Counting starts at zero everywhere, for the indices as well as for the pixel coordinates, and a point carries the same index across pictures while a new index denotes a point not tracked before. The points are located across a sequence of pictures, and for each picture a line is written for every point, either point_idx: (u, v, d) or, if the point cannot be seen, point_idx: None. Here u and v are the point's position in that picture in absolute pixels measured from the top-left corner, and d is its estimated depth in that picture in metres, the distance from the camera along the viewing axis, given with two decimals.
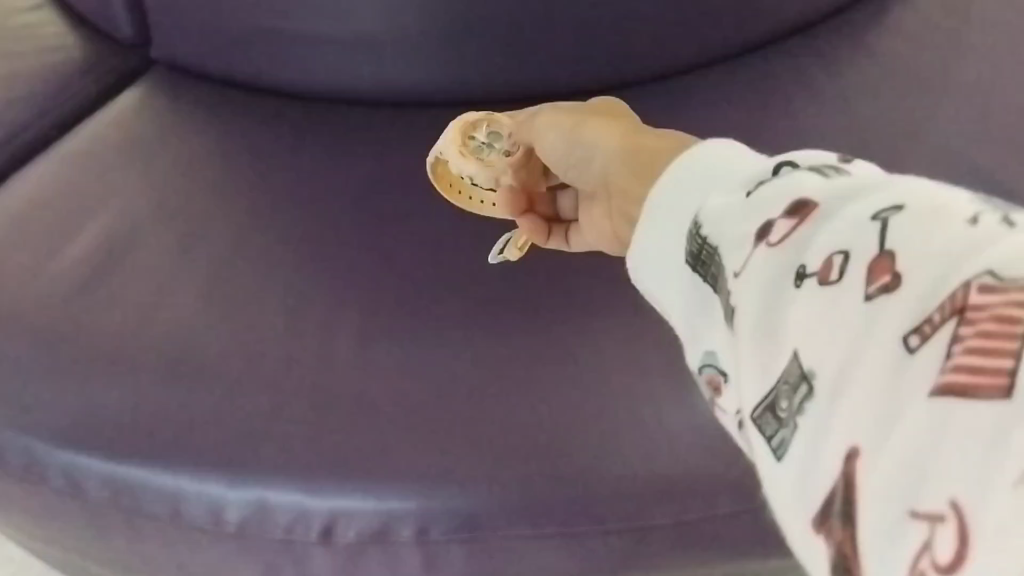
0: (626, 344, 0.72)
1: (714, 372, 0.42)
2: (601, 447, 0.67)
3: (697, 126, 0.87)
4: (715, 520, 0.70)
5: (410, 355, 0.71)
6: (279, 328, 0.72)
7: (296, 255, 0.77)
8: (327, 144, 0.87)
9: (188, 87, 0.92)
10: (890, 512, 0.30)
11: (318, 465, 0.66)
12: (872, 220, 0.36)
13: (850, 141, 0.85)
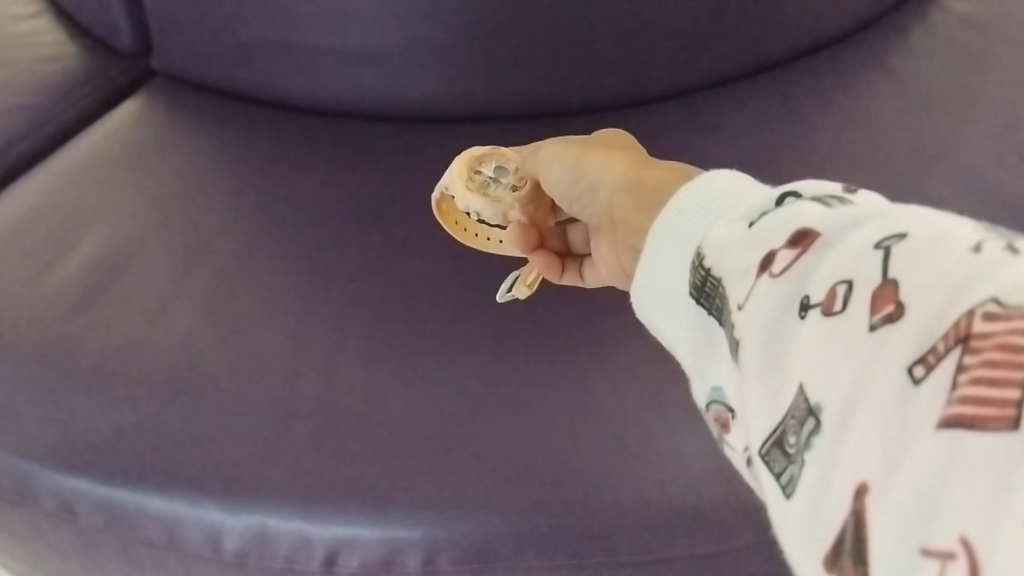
0: (637, 364, 0.70)
1: (721, 408, 0.38)
2: (636, 472, 0.65)
3: (717, 148, 0.85)
4: (748, 556, 0.66)
5: (414, 378, 0.69)
6: (321, 345, 0.71)
7: (335, 272, 0.76)
8: (359, 161, 0.86)
9: (223, 103, 0.92)
10: (901, 552, 0.26)
11: (315, 491, 0.64)
12: (874, 248, 0.32)
13: (878, 163, 0.82)
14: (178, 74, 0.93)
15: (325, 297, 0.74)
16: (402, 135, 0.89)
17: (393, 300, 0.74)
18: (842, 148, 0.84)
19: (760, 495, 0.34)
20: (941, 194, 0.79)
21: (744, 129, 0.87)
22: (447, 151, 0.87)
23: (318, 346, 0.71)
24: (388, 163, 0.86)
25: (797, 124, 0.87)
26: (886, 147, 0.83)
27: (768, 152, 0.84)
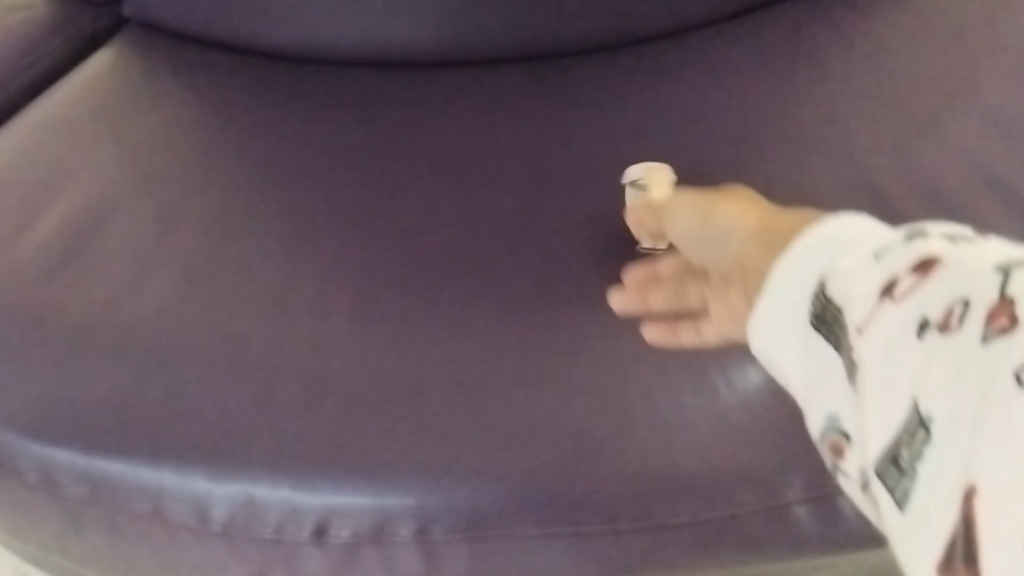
0: (639, 316, 0.65)
1: (838, 436, 0.44)
2: (640, 428, 0.62)
3: (721, 80, 0.81)
4: (754, 518, 0.64)
5: (403, 331, 0.65)
6: (304, 305, 0.67)
7: (318, 230, 0.72)
8: (343, 108, 0.82)
9: (203, 50, 0.88)
10: (1005, 542, 0.32)
11: (302, 457, 0.61)
12: (995, 273, 0.39)
13: (892, 94, 0.78)
14: (156, 22, 0.89)
15: (308, 254, 0.71)
16: (389, 79, 0.85)
17: (380, 256, 0.70)
18: (854, 86, 0.79)
19: (875, 513, 0.40)
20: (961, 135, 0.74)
21: (749, 68, 0.82)
22: (436, 99, 0.83)
23: (301, 305, 0.67)
24: (373, 112, 0.82)
25: (808, 62, 0.81)
26: (899, 78, 0.79)
27: (775, 91, 0.79)
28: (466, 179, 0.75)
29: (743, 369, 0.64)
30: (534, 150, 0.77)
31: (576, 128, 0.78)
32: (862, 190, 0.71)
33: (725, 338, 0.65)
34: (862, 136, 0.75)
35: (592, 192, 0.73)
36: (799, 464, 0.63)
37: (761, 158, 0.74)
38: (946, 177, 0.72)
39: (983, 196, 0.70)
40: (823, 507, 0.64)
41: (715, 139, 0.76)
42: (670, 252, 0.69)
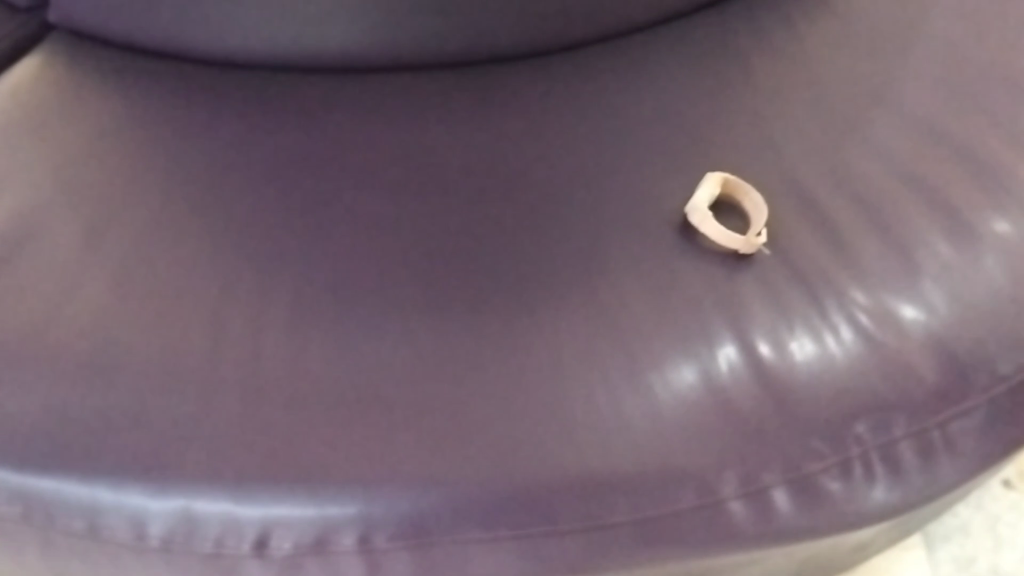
0: (577, 318, 0.67)
1: None
2: (576, 431, 0.62)
3: (647, 88, 0.82)
4: (695, 515, 0.64)
5: (336, 341, 0.65)
6: (241, 314, 0.67)
7: (254, 237, 0.72)
8: (272, 116, 0.82)
9: (128, 57, 0.87)
10: None
11: (239, 468, 0.60)
12: None
13: (815, 94, 0.79)
14: (79, 27, 0.88)
15: (244, 262, 0.70)
16: (318, 87, 0.85)
17: (318, 263, 0.70)
18: (777, 87, 0.80)
19: None
20: (881, 129, 0.75)
21: (678, 71, 0.83)
22: (370, 106, 0.84)
23: (237, 315, 0.67)
24: (309, 120, 0.82)
25: (732, 65, 0.83)
26: (824, 74, 0.80)
27: (703, 95, 0.81)
28: (402, 185, 0.76)
29: (678, 369, 0.66)
30: (470, 156, 0.78)
31: (511, 134, 0.80)
32: (789, 192, 0.74)
33: (662, 339, 0.67)
34: (785, 137, 0.77)
35: (528, 197, 0.74)
36: (734, 460, 0.64)
37: (690, 162, 0.76)
38: (866, 174, 0.73)
39: (903, 191, 0.72)
40: (759, 504, 0.64)
41: (644, 144, 0.77)
42: (606, 256, 0.70)
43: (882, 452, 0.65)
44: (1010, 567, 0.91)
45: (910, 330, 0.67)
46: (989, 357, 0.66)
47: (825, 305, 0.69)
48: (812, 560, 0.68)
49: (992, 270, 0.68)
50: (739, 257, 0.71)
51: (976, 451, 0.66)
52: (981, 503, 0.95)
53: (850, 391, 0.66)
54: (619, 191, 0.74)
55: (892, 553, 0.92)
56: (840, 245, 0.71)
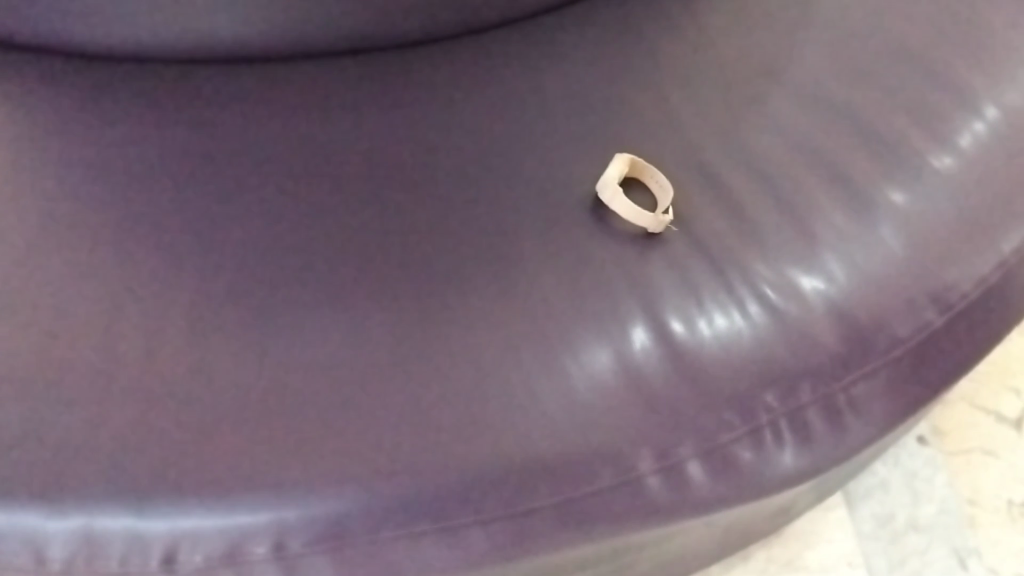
0: (492, 309, 0.68)
1: None
2: (490, 416, 0.64)
3: (554, 77, 0.84)
4: (613, 494, 0.64)
5: (244, 342, 0.66)
6: (152, 320, 0.66)
7: (167, 245, 0.71)
8: (173, 109, 0.81)
9: (16, 55, 0.84)
10: None
11: (147, 480, 0.60)
12: None
13: (716, 85, 0.83)
14: None
15: (155, 268, 0.69)
16: (219, 77, 0.84)
17: (233, 266, 0.70)
18: (686, 76, 0.84)
19: None
20: (783, 114, 0.80)
21: (587, 61, 0.86)
22: (287, 100, 0.82)
23: (147, 324, 0.66)
24: (223, 117, 0.80)
25: (633, 55, 0.86)
26: (722, 69, 0.84)
27: (614, 84, 0.84)
28: (319, 182, 0.76)
29: (593, 353, 0.67)
30: (386, 149, 0.78)
31: (426, 126, 0.80)
32: (696, 175, 0.77)
33: (575, 324, 0.68)
34: (694, 122, 0.80)
35: (442, 190, 0.75)
36: (649, 435, 0.65)
37: (600, 150, 0.79)
38: (770, 155, 0.77)
39: (805, 169, 0.76)
40: (675, 477, 0.65)
41: (554, 133, 0.80)
42: (519, 246, 0.72)
43: (791, 418, 0.68)
44: (924, 518, 0.99)
45: (814, 300, 0.70)
46: (887, 321, 0.70)
47: (731, 281, 0.71)
48: (719, 527, 0.74)
49: (888, 238, 0.73)
50: (648, 237, 0.73)
51: (878, 411, 0.70)
52: (898, 461, 1.03)
53: (758, 360, 0.68)
54: (531, 181, 0.76)
55: (815, 515, 0.99)
56: (744, 223, 0.73)
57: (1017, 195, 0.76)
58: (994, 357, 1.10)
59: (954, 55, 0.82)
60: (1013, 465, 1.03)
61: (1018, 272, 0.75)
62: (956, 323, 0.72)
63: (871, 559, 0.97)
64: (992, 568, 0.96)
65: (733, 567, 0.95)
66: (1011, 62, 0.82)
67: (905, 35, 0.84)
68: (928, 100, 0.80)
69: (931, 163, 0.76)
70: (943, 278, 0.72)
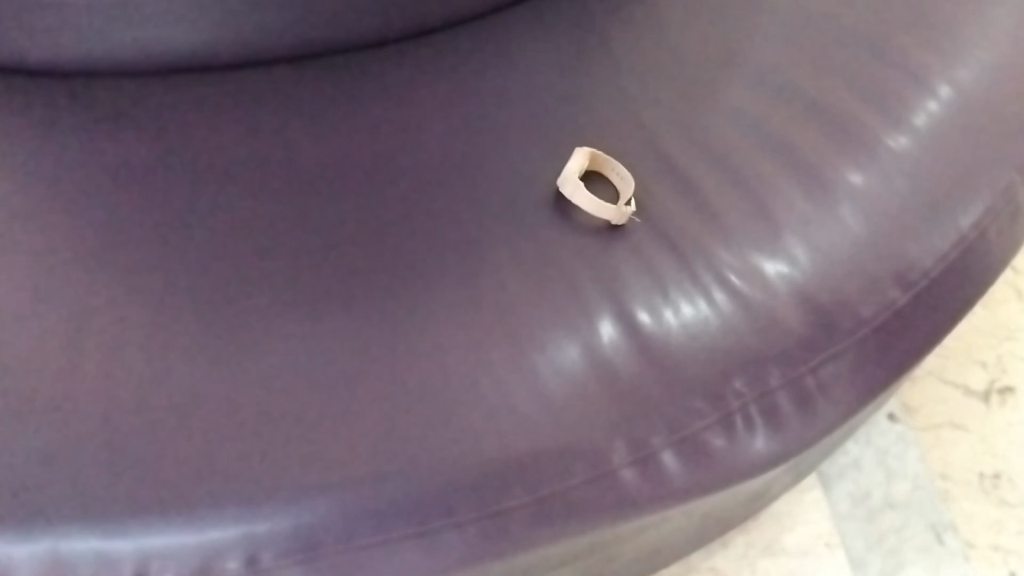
0: (458, 309, 0.68)
1: None
2: (461, 417, 0.63)
3: (510, 75, 0.84)
4: (589, 489, 0.64)
5: (207, 355, 0.65)
6: (113, 336, 0.65)
7: (125, 259, 0.70)
8: (124, 121, 0.79)
9: None
10: None
11: (113, 500, 0.59)
12: None
13: (672, 76, 0.83)
14: None
15: (114, 284, 0.68)
16: (170, 87, 0.83)
17: (194, 278, 0.69)
18: (642, 67, 0.84)
19: None
20: (740, 101, 0.81)
21: (543, 57, 0.86)
22: (243, 108, 0.81)
23: (107, 342, 0.65)
24: (177, 127, 0.79)
25: (589, 49, 0.86)
26: (678, 60, 0.84)
27: (571, 80, 0.83)
28: (278, 189, 0.75)
29: (562, 348, 0.67)
30: (344, 153, 0.77)
31: (385, 129, 0.79)
32: (656, 165, 0.77)
33: (542, 320, 0.68)
34: (652, 114, 0.80)
35: (403, 192, 0.75)
36: (620, 427, 0.65)
37: (559, 145, 0.79)
38: (729, 142, 0.78)
39: (765, 154, 0.77)
40: (648, 468, 0.65)
41: (513, 131, 0.79)
42: (483, 245, 0.71)
43: (761, 402, 0.68)
44: (898, 495, 1.00)
45: (778, 285, 0.70)
46: (851, 301, 0.71)
47: (696, 269, 0.71)
48: (695, 515, 0.75)
49: (848, 219, 0.73)
50: (612, 230, 0.72)
51: (846, 391, 0.70)
52: (870, 440, 1.04)
53: (726, 347, 0.68)
54: (492, 178, 0.76)
55: (791, 497, 0.99)
56: (706, 211, 0.73)
57: (973, 171, 0.77)
58: (960, 332, 1.11)
59: (906, 36, 0.83)
60: (983, 438, 1.04)
61: (977, 247, 0.75)
62: (919, 300, 0.73)
63: (848, 538, 0.97)
64: (967, 541, 0.98)
65: (713, 554, 0.96)
66: (961, 39, 0.82)
67: (856, 18, 0.85)
68: (883, 81, 0.81)
69: (887, 144, 0.77)
70: (904, 256, 0.73)
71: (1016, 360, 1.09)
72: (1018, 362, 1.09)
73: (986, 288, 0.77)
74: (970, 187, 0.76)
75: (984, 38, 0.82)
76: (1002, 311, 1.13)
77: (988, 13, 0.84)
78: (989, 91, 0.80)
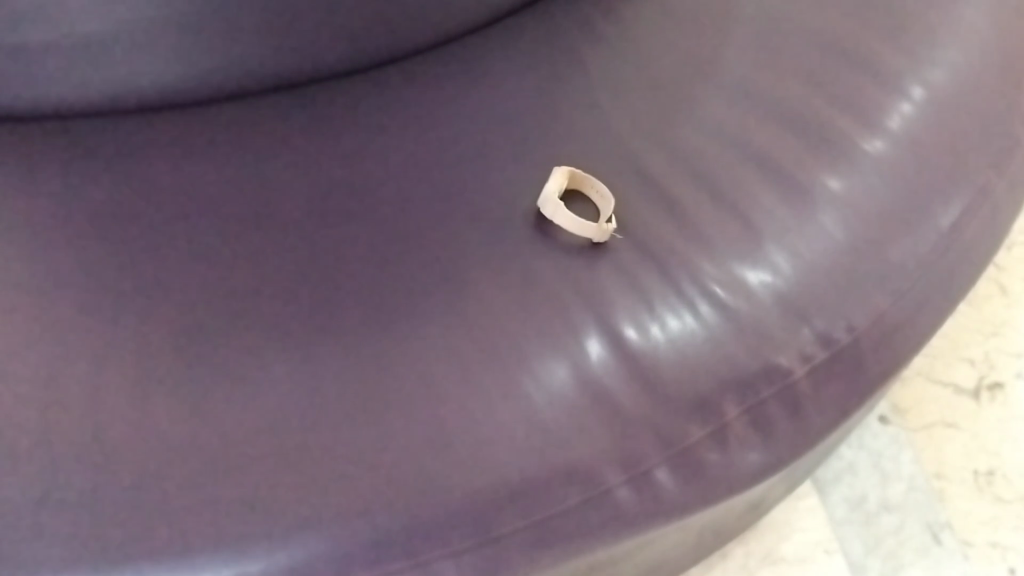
0: (444, 335, 0.67)
1: None
2: (453, 445, 0.63)
3: (486, 99, 0.84)
4: (584, 510, 0.64)
5: (192, 396, 0.64)
6: (94, 380, 0.64)
7: (104, 301, 0.69)
8: (100, 164, 0.79)
9: None
10: None
11: (105, 548, 0.59)
12: None
13: (648, 92, 0.83)
14: None
15: (94, 328, 0.67)
16: (145, 127, 0.83)
17: (176, 318, 0.68)
18: (615, 83, 0.84)
19: None
20: (715, 112, 0.81)
21: (516, 78, 0.86)
22: (218, 143, 0.81)
23: (90, 387, 0.64)
24: (152, 166, 0.79)
25: (564, 70, 0.86)
26: (654, 76, 0.85)
27: (547, 101, 0.83)
28: (256, 223, 0.74)
29: (550, 368, 0.66)
30: (322, 184, 0.77)
31: (362, 159, 0.79)
32: (634, 181, 0.77)
33: (529, 342, 0.67)
34: (630, 131, 0.80)
35: (383, 220, 0.75)
36: (612, 446, 0.65)
37: (538, 164, 0.79)
38: (706, 154, 0.78)
39: (743, 164, 0.77)
40: (642, 485, 0.65)
41: (491, 154, 0.79)
42: (465, 269, 0.71)
43: (751, 413, 0.68)
44: (894, 497, 1.00)
45: (762, 294, 0.70)
46: (836, 307, 0.71)
47: (680, 283, 0.71)
48: (692, 529, 0.74)
49: (829, 225, 0.74)
50: (594, 247, 0.72)
51: (836, 397, 0.70)
52: (864, 443, 1.04)
53: (714, 359, 0.68)
54: (471, 202, 0.76)
55: (788, 505, 0.99)
56: (686, 223, 0.74)
57: (949, 171, 0.77)
58: (946, 330, 1.11)
59: (878, 41, 0.83)
60: (975, 435, 1.04)
61: (957, 247, 0.76)
62: (904, 302, 0.73)
63: (847, 543, 0.97)
64: (964, 539, 0.98)
65: (713, 566, 0.95)
66: (930, 41, 0.83)
67: (826, 25, 0.86)
68: (857, 86, 0.81)
69: (863, 148, 0.77)
70: (887, 260, 0.73)
71: (1003, 355, 1.10)
72: (1006, 358, 1.10)
73: (967, 287, 0.78)
74: (949, 187, 0.76)
75: (952, 39, 0.83)
76: (987, 308, 1.13)
77: (955, 14, 0.85)
78: (961, 90, 0.81)
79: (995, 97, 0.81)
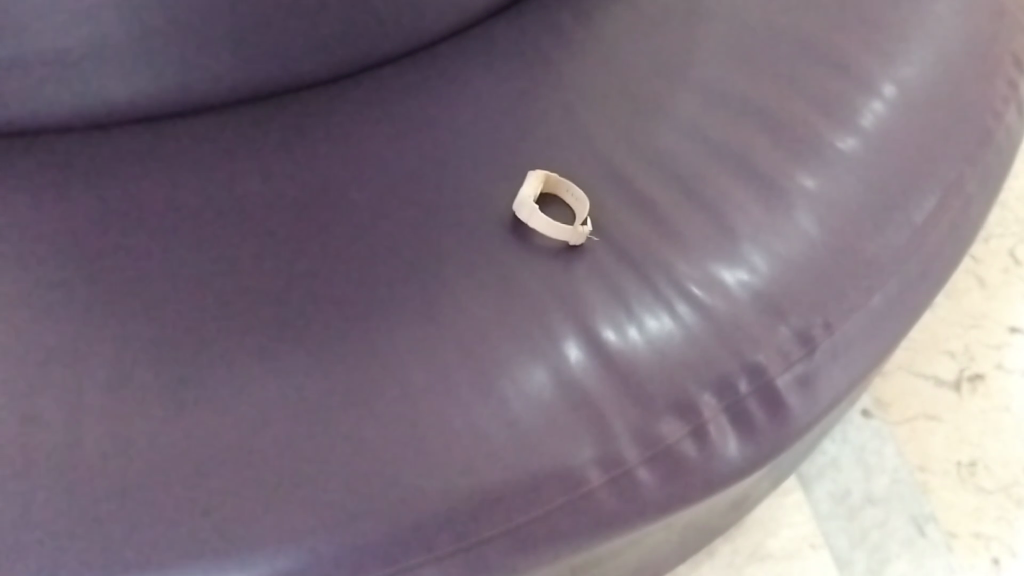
0: (423, 341, 0.68)
1: None
2: (433, 451, 0.63)
3: (461, 105, 0.84)
4: (565, 512, 0.64)
5: (171, 409, 0.64)
6: (73, 392, 0.65)
7: (82, 315, 0.69)
8: (76, 179, 0.79)
9: None
10: None
11: (88, 563, 0.59)
12: None
13: (622, 95, 0.84)
14: None
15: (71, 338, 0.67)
16: (120, 141, 0.82)
17: (154, 332, 0.68)
18: (589, 86, 0.85)
19: None
20: (689, 113, 0.81)
21: (491, 83, 0.86)
22: (194, 155, 0.81)
23: (70, 402, 0.64)
24: (128, 180, 0.79)
25: (539, 74, 0.86)
26: (628, 78, 0.85)
27: (522, 106, 0.84)
28: (234, 234, 0.74)
29: (528, 373, 0.67)
30: (299, 194, 0.77)
31: (337, 167, 0.79)
32: (609, 183, 0.77)
33: (508, 347, 0.68)
34: (604, 134, 0.81)
35: (360, 228, 0.75)
36: (593, 447, 0.65)
37: (513, 170, 0.79)
38: (681, 156, 0.78)
39: (717, 164, 0.77)
40: (623, 486, 0.65)
41: (466, 160, 0.80)
42: (443, 275, 0.71)
43: (730, 412, 0.68)
44: (878, 490, 1.01)
45: (739, 293, 0.71)
46: (813, 304, 0.71)
47: (657, 284, 0.71)
48: (676, 528, 0.75)
49: (804, 223, 0.74)
50: (570, 250, 0.73)
51: (814, 393, 0.71)
52: (847, 437, 1.04)
53: (693, 359, 0.68)
54: (447, 207, 0.76)
55: (774, 501, 1.00)
56: (662, 225, 0.74)
57: (922, 167, 0.78)
58: (927, 323, 1.12)
59: (849, 40, 0.84)
60: (957, 427, 1.05)
61: (931, 241, 0.77)
62: (880, 296, 0.73)
63: (833, 538, 0.98)
64: (949, 530, 0.98)
65: (700, 564, 0.95)
66: (901, 38, 0.84)
67: (797, 24, 0.86)
68: (828, 84, 0.82)
69: (837, 146, 0.78)
70: (862, 257, 0.74)
71: (983, 346, 1.11)
72: (986, 349, 1.10)
73: (942, 282, 0.79)
74: (922, 183, 0.77)
75: (923, 35, 0.84)
76: (966, 300, 1.14)
77: (924, 11, 0.85)
78: (931, 87, 0.81)
79: (964, 91, 0.82)
